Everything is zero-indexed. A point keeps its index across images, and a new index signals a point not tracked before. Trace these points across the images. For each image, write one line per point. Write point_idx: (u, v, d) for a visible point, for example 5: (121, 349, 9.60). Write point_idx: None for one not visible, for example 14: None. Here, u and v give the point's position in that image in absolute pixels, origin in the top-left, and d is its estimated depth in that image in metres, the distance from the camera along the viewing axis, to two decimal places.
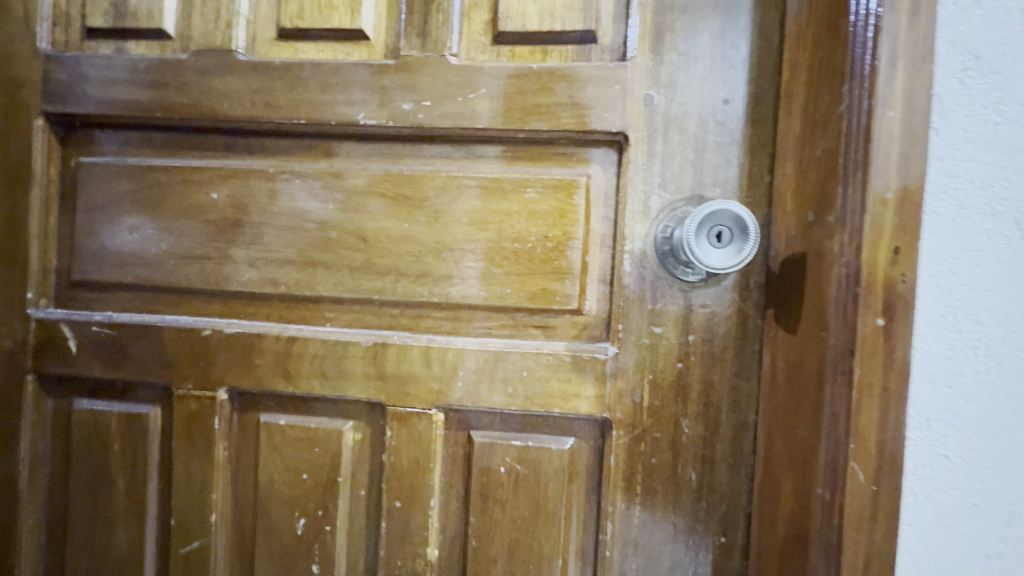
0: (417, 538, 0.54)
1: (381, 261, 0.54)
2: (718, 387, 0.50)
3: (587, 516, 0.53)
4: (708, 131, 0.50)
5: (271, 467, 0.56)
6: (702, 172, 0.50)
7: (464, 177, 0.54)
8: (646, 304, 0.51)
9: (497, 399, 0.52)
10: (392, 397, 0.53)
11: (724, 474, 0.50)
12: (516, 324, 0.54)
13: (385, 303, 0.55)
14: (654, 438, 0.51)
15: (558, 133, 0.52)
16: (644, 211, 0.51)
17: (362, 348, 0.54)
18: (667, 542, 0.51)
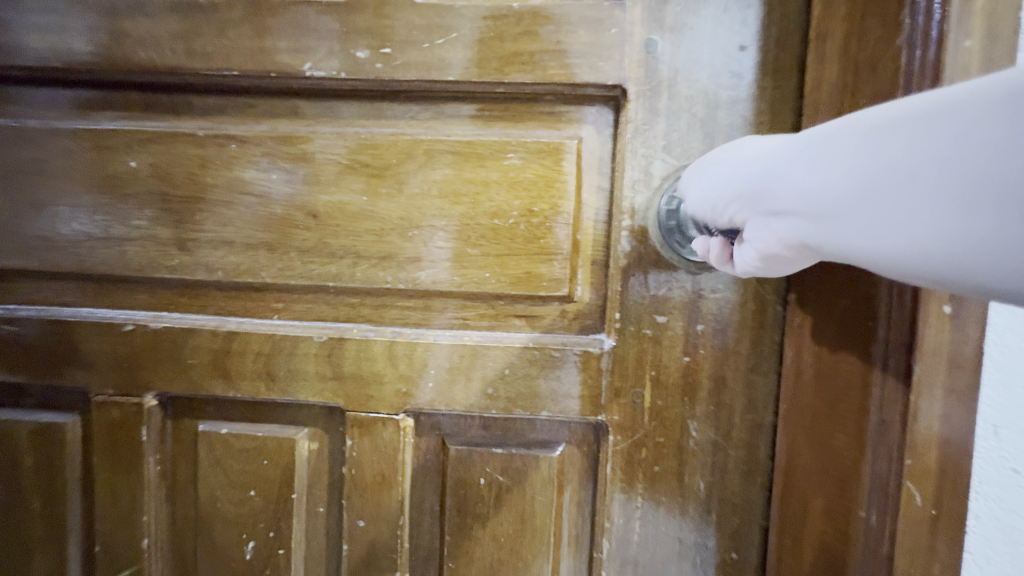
0: (385, 561, 0.47)
1: (336, 242, 0.46)
2: (730, 384, 0.43)
3: (579, 532, 0.46)
4: (721, 83, 0.42)
5: (212, 485, 0.48)
6: (714, 133, 0.42)
7: (433, 141, 0.45)
8: (647, 289, 0.44)
9: (474, 401, 0.45)
10: (353, 401, 0.46)
11: (736, 482, 0.44)
12: (496, 314, 0.46)
13: (342, 291, 0.46)
14: (657, 444, 0.44)
15: (544, 88, 0.44)
16: (645, 179, 0.43)
17: (316, 344, 0.45)
18: (670, 558, 0.45)
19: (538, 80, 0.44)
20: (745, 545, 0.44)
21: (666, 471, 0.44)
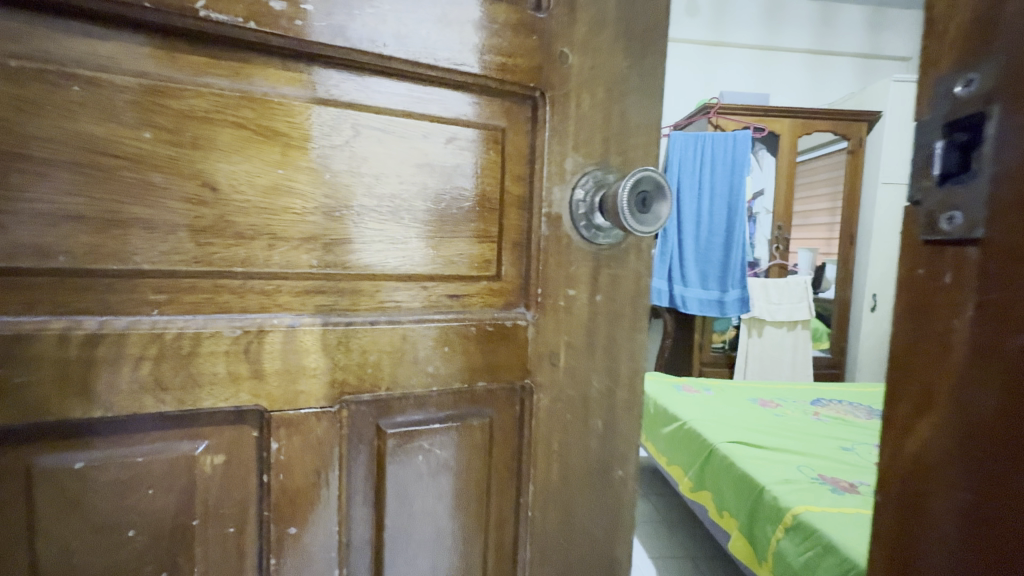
0: (320, 563, 0.43)
1: (244, 220, 0.39)
2: (621, 341, 0.54)
3: (506, 485, 0.51)
4: (615, 97, 0.51)
5: (61, 533, 0.36)
6: (609, 138, 0.52)
7: (361, 116, 0.43)
8: (562, 267, 0.51)
9: (415, 381, 0.46)
10: (278, 400, 0.41)
11: (621, 416, 0.55)
12: (431, 295, 0.46)
13: (253, 277, 0.40)
14: (569, 396, 0.53)
15: (473, 80, 0.46)
16: (560, 173, 0.50)
17: (227, 340, 0.39)
18: (580, 489, 0.54)
19: (469, 71, 0.46)
20: (629, 462, 0.56)
21: (577, 419, 0.53)
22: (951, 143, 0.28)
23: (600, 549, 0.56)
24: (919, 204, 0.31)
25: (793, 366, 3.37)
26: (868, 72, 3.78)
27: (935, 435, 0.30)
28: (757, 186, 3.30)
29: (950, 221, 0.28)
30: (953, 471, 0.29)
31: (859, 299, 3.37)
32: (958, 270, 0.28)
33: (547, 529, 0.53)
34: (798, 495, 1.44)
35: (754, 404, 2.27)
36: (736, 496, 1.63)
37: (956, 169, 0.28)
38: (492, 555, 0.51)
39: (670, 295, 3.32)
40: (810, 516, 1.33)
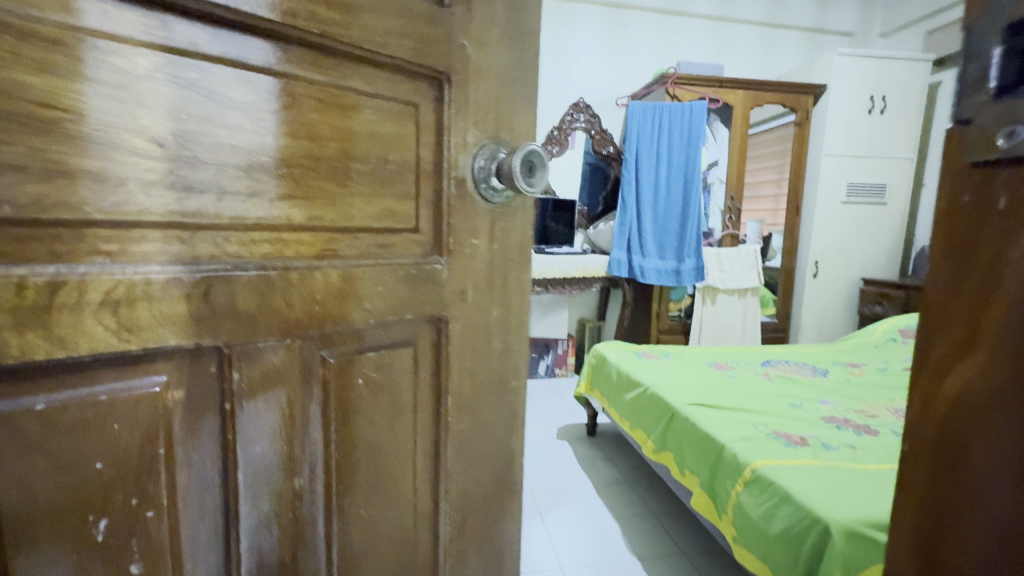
0: (280, 471, 0.48)
1: (190, 175, 0.41)
2: (515, 280, 0.63)
3: (427, 404, 0.59)
4: (504, 86, 0.58)
5: (25, 476, 0.36)
6: (501, 116, 0.58)
7: (296, 85, 0.45)
8: (467, 219, 0.57)
9: (357, 316, 0.50)
10: (238, 335, 0.44)
11: (513, 337, 0.64)
12: (359, 245, 0.51)
13: (202, 228, 0.41)
14: (475, 324, 0.60)
15: (389, 59, 0.50)
16: (463, 143, 0.56)
17: (186, 286, 0.41)
18: (488, 401, 0.63)
19: (387, 50, 0.49)
20: (521, 373, 0.66)
21: (486, 343, 0.62)
22: (1012, 51, 0.30)
23: (501, 448, 0.66)
24: (976, 123, 0.32)
25: (743, 330, 3.57)
26: (813, 48, 3.94)
27: (978, 371, 0.32)
28: (711, 157, 3.44)
29: (1009, 137, 0.30)
30: (998, 400, 0.31)
31: (802, 267, 3.58)
32: (1013, 191, 0.30)
33: (462, 436, 0.62)
34: (755, 450, 1.47)
35: (710, 367, 2.44)
36: (695, 454, 1.66)
37: (1013, 80, 0.30)
38: (419, 465, 0.59)
39: (629, 265, 3.43)
40: (767, 470, 1.36)
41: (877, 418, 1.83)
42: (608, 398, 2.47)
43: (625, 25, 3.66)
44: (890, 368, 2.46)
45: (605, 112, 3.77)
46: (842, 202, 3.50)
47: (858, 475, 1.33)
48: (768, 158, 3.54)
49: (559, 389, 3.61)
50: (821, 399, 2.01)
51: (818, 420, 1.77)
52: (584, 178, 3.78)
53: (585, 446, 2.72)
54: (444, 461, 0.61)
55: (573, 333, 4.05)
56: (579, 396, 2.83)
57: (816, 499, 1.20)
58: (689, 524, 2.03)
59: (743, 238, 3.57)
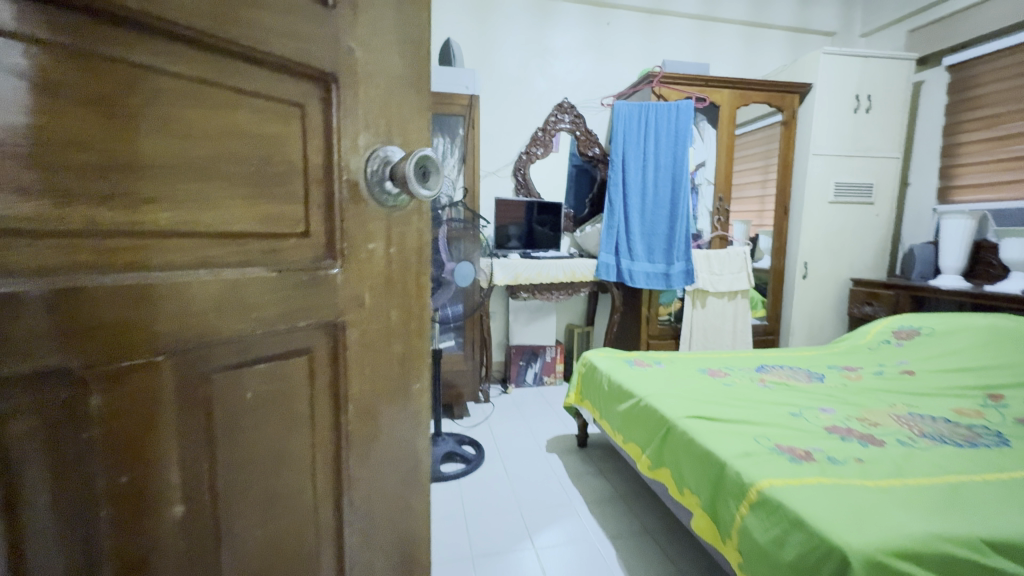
0: (160, 496, 0.44)
1: (21, 177, 0.35)
2: (413, 281, 0.62)
3: (326, 413, 0.58)
4: (393, 90, 0.56)
5: None
6: (391, 119, 0.57)
7: (162, 82, 0.41)
8: (361, 222, 0.56)
9: (245, 325, 0.47)
10: (103, 352, 0.38)
11: (413, 340, 0.64)
12: (245, 251, 0.48)
13: (47, 234, 0.36)
14: (374, 328, 0.59)
15: (270, 60, 0.47)
16: (354, 147, 0.54)
17: (28, 302, 0.34)
18: (392, 405, 0.62)
19: (266, 50, 0.46)
20: (424, 377, 0.66)
21: (389, 349, 0.61)
22: None
23: (406, 451, 0.65)
24: None
25: (733, 334, 3.52)
26: (797, 46, 3.95)
27: None
28: (699, 157, 3.43)
29: None
30: None
31: (792, 267, 3.54)
32: None
33: (366, 444, 0.60)
34: (759, 468, 1.39)
35: (704, 374, 2.38)
36: (696, 474, 1.55)
37: None
38: (319, 477, 0.57)
39: (618, 268, 3.38)
40: (776, 491, 1.27)
41: (881, 426, 1.78)
42: (598, 409, 2.39)
43: (608, 24, 3.63)
44: (885, 371, 2.41)
45: (589, 112, 3.74)
46: (829, 202, 3.46)
47: (874, 496, 1.26)
48: (753, 159, 3.52)
49: (548, 398, 3.55)
50: (822, 407, 1.95)
51: (820, 430, 1.71)
52: (569, 181, 3.77)
53: (575, 458, 2.66)
54: (347, 472, 0.59)
55: (561, 339, 3.99)
56: (567, 406, 2.77)
57: (831, 523, 1.13)
58: (682, 539, 1.97)
59: (731, 239, 3.54)
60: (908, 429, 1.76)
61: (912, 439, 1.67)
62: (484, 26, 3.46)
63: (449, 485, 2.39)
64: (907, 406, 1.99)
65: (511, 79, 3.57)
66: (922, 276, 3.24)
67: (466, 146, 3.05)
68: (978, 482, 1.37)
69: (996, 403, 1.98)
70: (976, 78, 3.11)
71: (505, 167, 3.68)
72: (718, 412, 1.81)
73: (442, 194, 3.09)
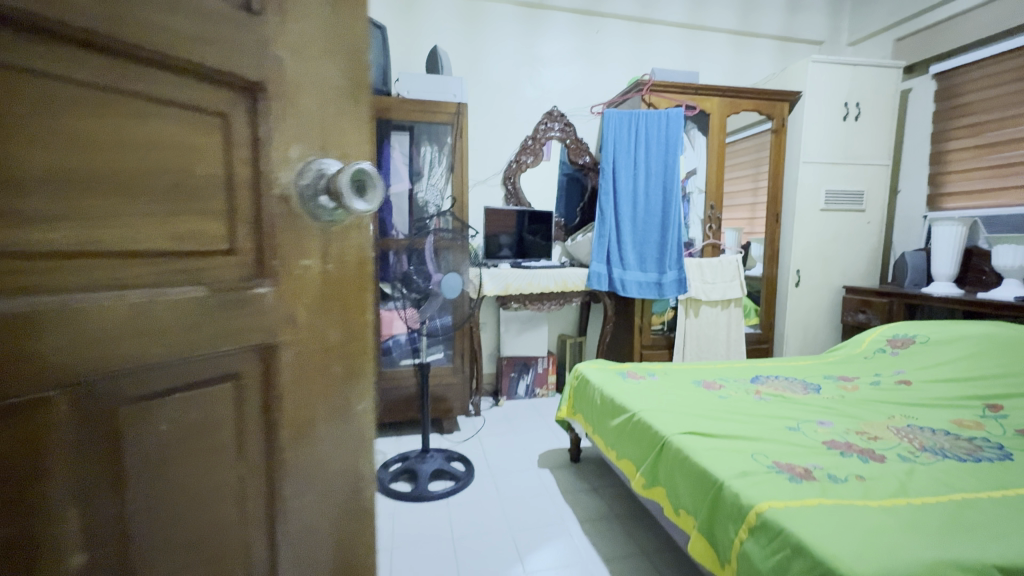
0: (54, 543, 0.39)
1: None
2: (354, 298, 0.59)
3: (257, 443, 0.53)
4: (327, 101, 0.53)
5: None
6: (327, 131, 0.54)
7: (55, 88, 0.38)
8: (293, 238, 0.52)
9: (156, 352, 0.42)
10: None
11: (354, 359, 0.60)
12: (157, 269, 0.44)
13: None
14: (311, 348, 0.55)
15: (185, 66, 0.44)
16: (284, 160, 0.51)
17: None
18: (333, 429, 0.58)
19: (178, 55, 0.43)
20: (367, 397, 0.62)
21: (327, 370, 0.57)
22: None
23: (349, 477, 0.60)
24: None
25: (726, 343, 3.48)
26: (785, 55, 3.96)
27: None
28: (690, 165, 3.40)
29: None
30: None
31: (784, 276, 3.51)
32: None
33: (302, 473, 0.56)
34: (759, 489, 1.33)
35: (699, 386, 2.31)
36: (692, 494, 1.49)
37: None
38: (251, 512, 0.53)
39: (609, 278, 3.33)
40: (775, 513, 1.21)
41: (882, 441, 1.72)
42: (591, 423, 2.32)
43: (597, 32, 3.62)
44: (882, 381, 2.37)
45: (579, 121, 3.71)
46: (820, 209, 3.45)
47: (877, 516, 1.21)
48: (743, 167, 3.50)
49: (541, 411, 3.48)
50: (820, 421, 1.89)
51: (819, 445, 1.66)
52: (560, 190, 3.73)
53: (568, 474, 2.58)
54: (283, 504, 0.55)
55: (553, 350, 3.93)
56: (560, 420, 2.69)
57: (835, 549, 1.07)
58: (679, 560, 1.90)
59: (723, 247, 3.50)
60: (909, 443, 1.71)
61: (913, 454, 1.62)
62: (473, 35, 3.43)
63: (437, 505, 2.30)
64: (906, 418, 1.94)
65: (501, 87, 3.54)
66: (915, 283, 3.22)
67: (454, 154, 2.99)
68: (985, 500, 1.31)
69: (996, 414, 1.93)
70: (963, 86, 3.12)
71: (494, 176, 3.63)
72: (713, 427, 1.75)
73: (429, 204, 3.05)
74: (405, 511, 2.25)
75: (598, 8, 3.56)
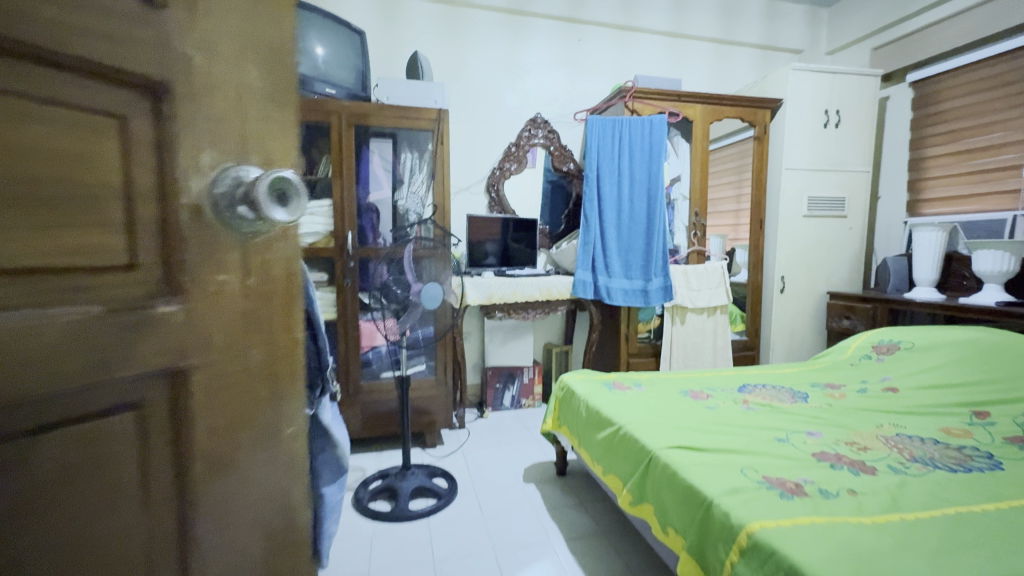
0: None
1: None
2: (282, 315, 0.53)
3: (167, 481, 0.46)
4: (248, 103, 0.48)
5: None
6: (247, 135, 0.48)
7: None
8: (206, 251, 0.45)
9: (31, 385, 0.36)
10: None
11: (283, 382, 0.54)
12: (31, 291, 0.37)
13: None
14: (231, 373, 0.49)
15: (69, 58, 0.38)
16: (195, 165, 0.45)
17: None
18: (259, 461, 0.52)
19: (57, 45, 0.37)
20: (299, 421, 0.57)
21: (251, 396, 0.51)
22: None
23: (279, 512, 0.54)
24: None
25: (713, 351, 3.45)
26: (766, 63, 3.99)
27: None
28: (674, 172, 3.39)
29: None
30: None
31: (769, 282, 3.50)
32: None
33: (221, 515, 0.49)
34: (749, 508, 1.27)
35: (685, 396, 2.27)
36: (680, 512, 1.43)
37: None
38: (158, 561, 0.46)
39: (595, 286, 3.28)
40: (766, 534, 1.15)
41: (872, 451, 1.68)
42: (577, 436, 2.26)
43: (580, 40, 3.60)
44: (868, 389, 2.34)
45: (563, 128, 3.68)
46: (803, 216, 3.45)
47: (873, 535, 1.16)
48: (726, 174, 3.50)
49: (527, 422, 3.40)
50: (809, 431, 1.85)
51: (809, 458, 1.61)
52: (544, 197, 3.69)
53: (554, 488, 2.51)
54: (199, 553, 0.48)
55: (539, 360, 3.86)
56: (545, 433, 2.61)
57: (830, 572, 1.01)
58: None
59: (708, 254, 3.48)
60: (900, 453, 1.67)
61: (904, 465, 1.58)
62: (454, 41, 3.39)
63: (418, 525, 2.20)
64: (894, 427, 1.91)
65: (483, 94, 3.49)
66: (897, 289, 3.23)
67: (434, 162, 2.92)
68: (979, 514, 1.27)
69: (983, 422, 1.92)
70: (940, 94, 3.16)
71: (478, 183, 3.57)
72: (700, 440, 1.70)
73: (410, 211, 2.98)
74: (384, 531, 2.15)
75: (580, 15, 3.54)
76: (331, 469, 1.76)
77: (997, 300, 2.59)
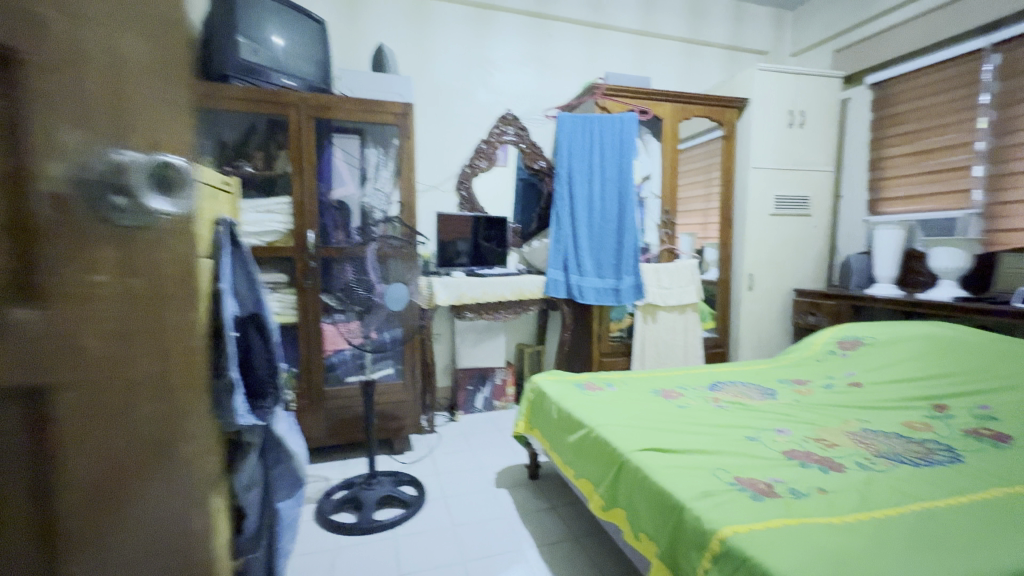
0: None
1: None
2: (174, 311, 0.43)
3: (13, 524, 0.36)
4: (124, 73, 0.38)
5: None
6: (121, 112, 0.38)
7: None
8: (72, 251, 0.35)
9: None
10: None
11: (178, 395, 0.44)
12: None
13: None
14: (105, 385, 0.38)
15: None
16: (52, 146, 0.34)
17: None
18: (149, 488, 0.42)
19: None
20: (200, 436, 0.47)
21: (138, 416, 0.41)
22: None
23: (177, 539, 0.45)
24: None
25: (684, 348, 3.46)
26: (733, 63, 4.05)
27: None
28: (645, 170, 3.38)
29: None
30: None
31: (738, 279, 3.54)
32: None
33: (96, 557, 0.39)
34: (721, 511, 1.24)
35: (656, 395, 2.25)
36: (651, 517, 1.39)
37: None
38: None
39: (567, 285, 3.24)
40: (739, 539, 1.12)
41: (839, 448, 1.69)
42: (548, 439, 2.20)
43: (550, 35, 3.56)
44: (833, 384, 2.38)
45: (533, 125, 3.63)
46: (770, 214, 3.50)
47: (844, 535, 1.14)
48: (696, 173, 3.52)
49: (500, 424, 3.34)
50: (778, 429, 1.85)
51: (779, 456, 1.61)
52: (516, 195, 3.64)
53: (527, 493, 2.45)
54: None
55: (511, 360, 3.80)
56: (517, 436, 2.55)
57: None
58: None
59: (679, 252, 3.50)
60: (865, 449, 1.68)
61: (870, 461, 1.59)
62: (421, 35, 3.29)
63: (384, 536, 2.10)
64: (860, 422, 1.93)
65: (451, 89, 3.40)
66: (859, 285, 3.31)
67: (400, 158, 2.81)
68: (944, 509, 1.27)
69: (943, 415, 1.96)
70: (898, 95, 3.26)
71: (447, 181, 3.48)
72: (671, 441, 1.67)
73: (374, 209, 2.87)
74: (348, 545, 2.05)
75: (549, 11, 3.49)
76: (287, 483, 1.66)
77: (953, 296, 2.67)
